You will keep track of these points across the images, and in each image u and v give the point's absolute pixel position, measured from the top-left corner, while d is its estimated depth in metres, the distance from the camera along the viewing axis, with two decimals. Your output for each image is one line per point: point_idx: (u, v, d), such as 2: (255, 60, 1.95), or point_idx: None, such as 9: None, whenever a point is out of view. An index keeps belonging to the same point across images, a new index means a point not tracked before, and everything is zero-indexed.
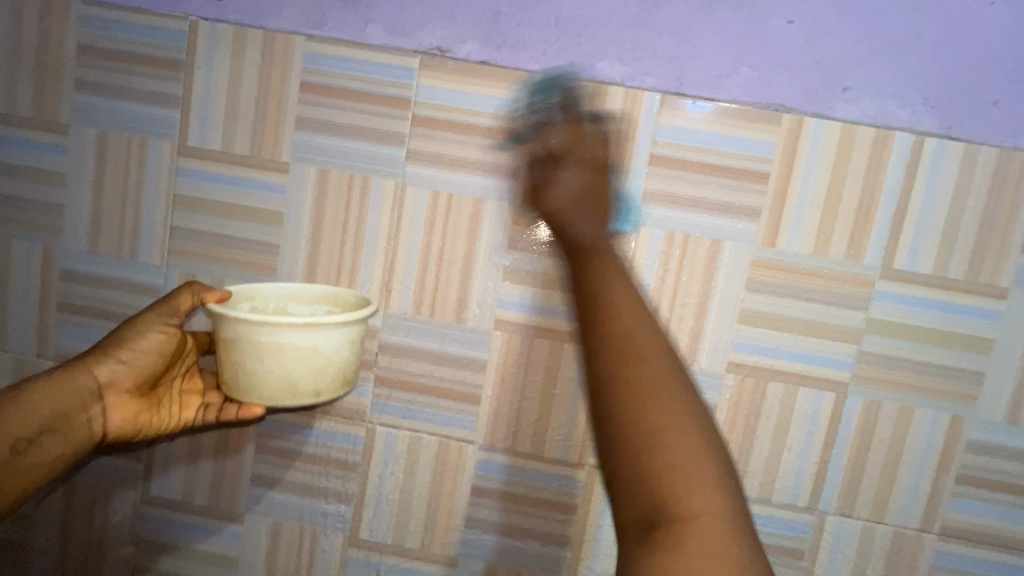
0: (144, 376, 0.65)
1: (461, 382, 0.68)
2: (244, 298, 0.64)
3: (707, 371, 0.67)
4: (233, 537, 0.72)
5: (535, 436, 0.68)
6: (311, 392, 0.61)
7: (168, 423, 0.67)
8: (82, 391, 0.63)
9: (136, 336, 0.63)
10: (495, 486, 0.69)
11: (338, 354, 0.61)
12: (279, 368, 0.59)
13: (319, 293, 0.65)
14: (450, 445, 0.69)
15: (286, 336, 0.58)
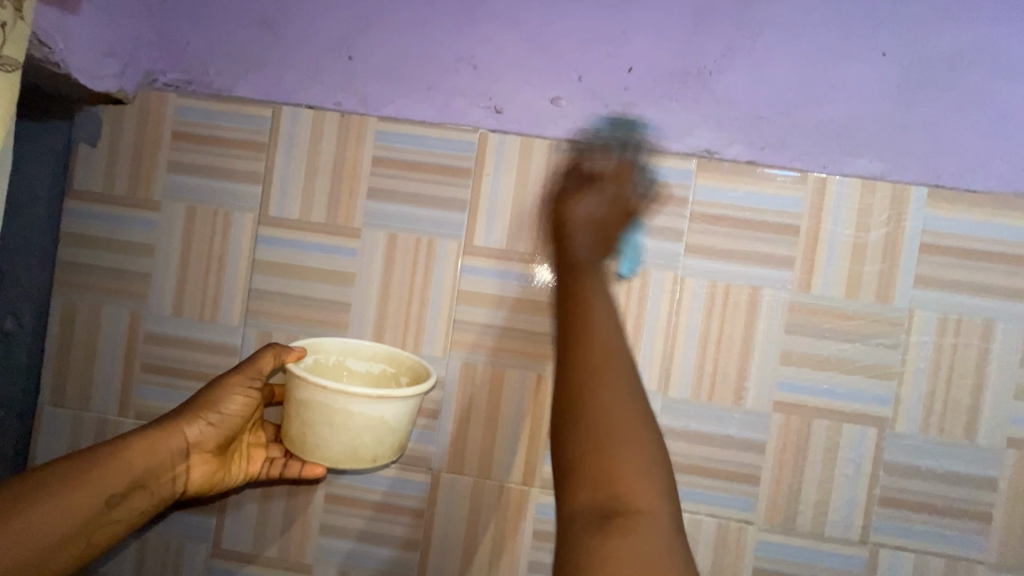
0: (226, 435, 0.66)
1: (741, 464, 0.69)
2: (310, 351, 0.67)
3: (988, 448, 0.68)
4: None
5: (816, 515, 0.69)
6: (370, 456, 0.63)
7: (238, 475, 0.69)
8: (172, 451, 0.63)
9: (223, 397, 0.65)
10: (776, 566, 0.69)
11: (400, 422, 0.63)
12: (343, 433, 0.61)
13: (379, 348, 0.68)
14: (731, 526, 0.69)
15: (357, 405, 0.60)
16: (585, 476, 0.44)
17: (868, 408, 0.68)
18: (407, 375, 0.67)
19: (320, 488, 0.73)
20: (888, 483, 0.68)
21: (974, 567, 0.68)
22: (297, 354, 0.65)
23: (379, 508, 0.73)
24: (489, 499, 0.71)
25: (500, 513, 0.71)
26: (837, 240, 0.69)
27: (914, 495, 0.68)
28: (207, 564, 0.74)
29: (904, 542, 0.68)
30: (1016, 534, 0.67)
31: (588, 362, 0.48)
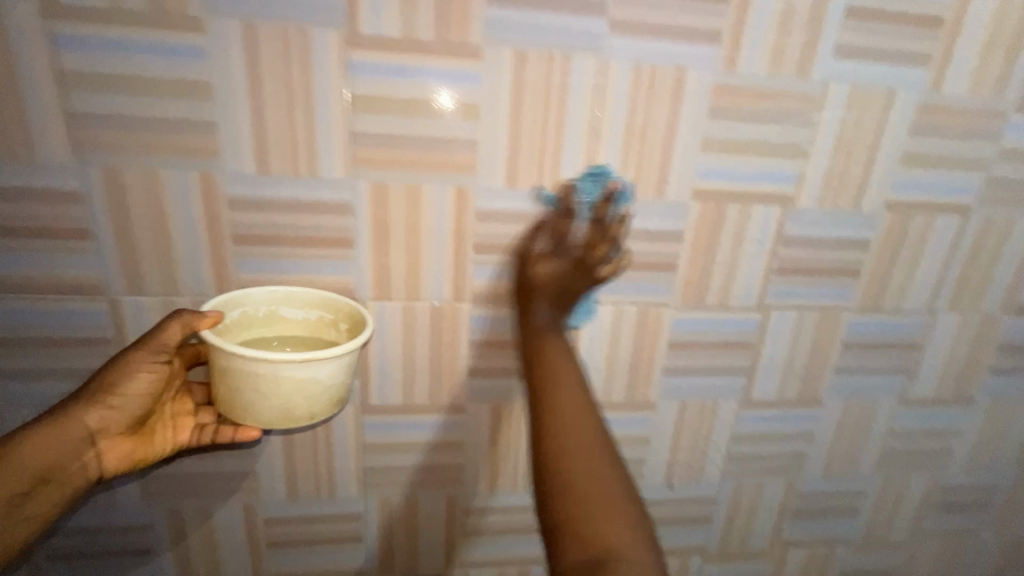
0: (136, 414, 0.62)
1: (660, 254, 0.72)
2: (232, 306, 0.62)
3: (869, 213, 0.75)
4: (457, 424, 0.77)
5: (722, 291, 0.76)
6: (306, 415, 0.60)
7: (164, 446, 0.65)
8: (73, 440, 0.59)
9: (122, 377, 0.59)
10: (687, 338, 0.78)
11: (335, 380, 0.60)
12: (274, 398, 0.58)
13: (311, 298, 0.64)
14: (650, 311, 0.75)
15: (285, 370, 0.57)
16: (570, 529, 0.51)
17: (776, 188, 0.71)
18: (347, 322, 0.64)
19: None
20: (785, 254, 0.75)
21: (840, 313, 0.80)
22: (211, 318, 0.58)
23: None
24: (422, 320, 0.71)
25: (435, 330, 0.71)
26: (767, 6, 0.63)
27: (804, 261, 0.76)
28: None
29: (792, 302, 0.78)
30: (876, 282, 0.79)
31: (549, 434, 0.57)
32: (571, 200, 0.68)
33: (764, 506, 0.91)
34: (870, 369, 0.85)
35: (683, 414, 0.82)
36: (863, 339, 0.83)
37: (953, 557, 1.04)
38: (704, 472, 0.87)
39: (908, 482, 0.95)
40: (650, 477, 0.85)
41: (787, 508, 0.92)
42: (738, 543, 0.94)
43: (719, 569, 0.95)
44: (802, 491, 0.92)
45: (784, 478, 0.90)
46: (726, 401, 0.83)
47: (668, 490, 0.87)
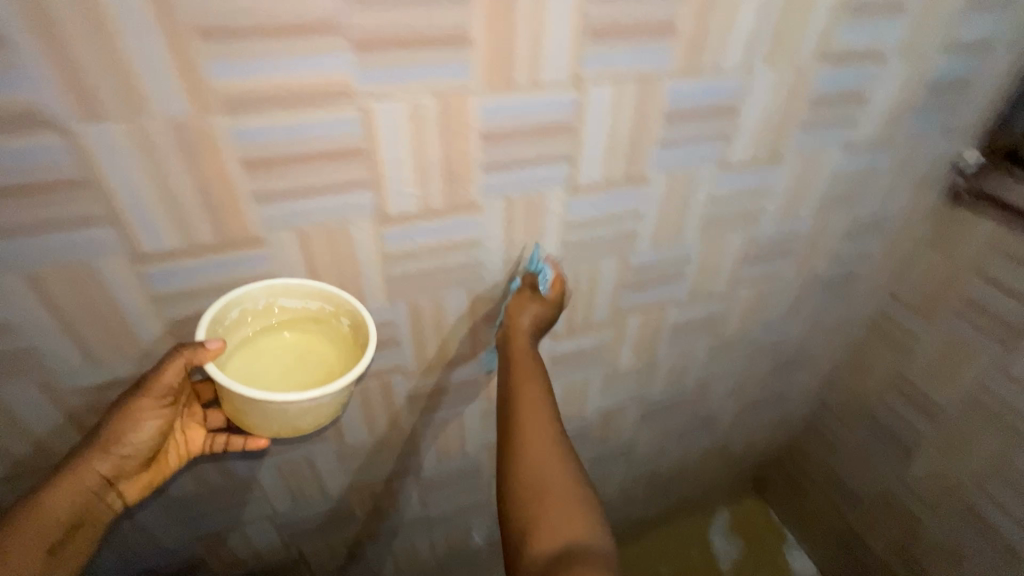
0: (144, 453, 0.73)
1: (446, 24, 0.60)
2: (233, 305, 0.69)
3: None
4: (261, 257, 0.70)
5: (530, 66, 0.67)
6: (314, 425, 0.70)
7: (176, 464, 0.78)
8: (88, 489, 0.69)
9: (131, 427, 0.70)
10: (500, 128, 0.71)
11: (337, 398, 0.67)
12: (275, 420, 0.66)
13: (305, 285, 0.71)
14: (451, 99, 0.66)
15: (290, 404, 0.64)
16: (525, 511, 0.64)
17: None
18: (346, 316, 0.72)
19: None
20: (595, 12, 0.66)
21: (659, 81, 0.76)
22: (212, 349, 0.65)
23: (23, 193, 0.57)
24: (164, 141, 0.58)
25: (187, 153, 0.60)
26: None
27: (617, 20, 0.67)
28: None
29: (608, 72, 0.71)
30: (693, 39, 0.74)
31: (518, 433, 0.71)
32: None
33: (601, 285, 0.98)
34: (691, 139, 0.85)
35: (511, 211, 0.80)
36: (683, 108, 0.80)
37: (762, 297, 1.22)
38: (540, 264, 0.89)
39: (727, 242, 1.04)
40: (489, 278, 0.86)
41: (623, 283, 1.00)
42: (582, 320, 1.03)
43: (568, 344, 1.06)
44: (635, 266, 0.98)
45: (617, 256, 0.95)
46: (552, 191, 0.81)
47: (508, 286, 0.90)
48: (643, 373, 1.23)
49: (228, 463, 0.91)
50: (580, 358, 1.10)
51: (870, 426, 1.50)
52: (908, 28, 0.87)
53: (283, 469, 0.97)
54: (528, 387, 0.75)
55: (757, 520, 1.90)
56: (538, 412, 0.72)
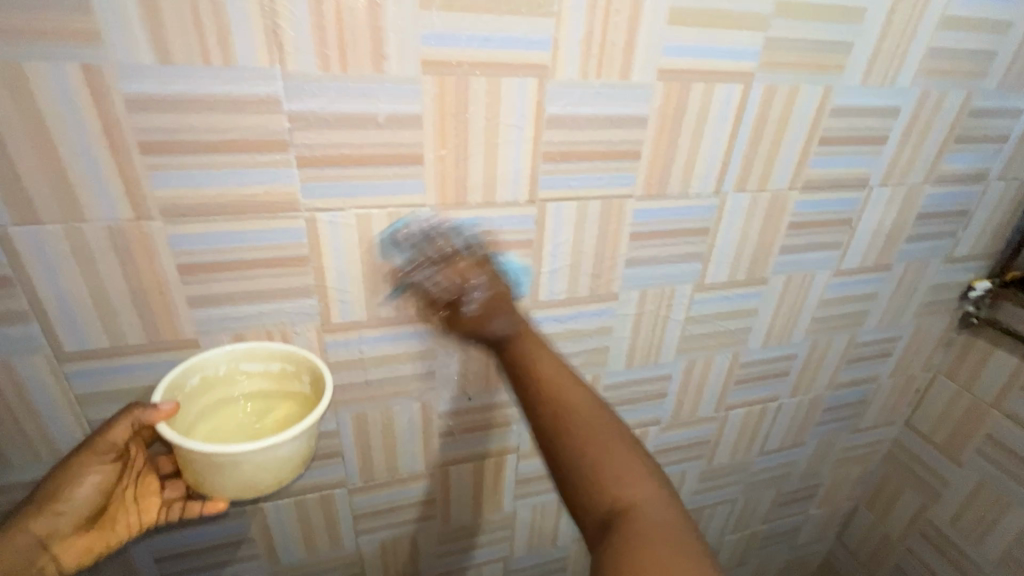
0: (85, 512, 0.64)
1: (622, 142, 0.69)
2: (193, 371, 0.65)
3: (820, 86, 0.74)
4: (426, 333, 0.75)
5: (683, 179, 0.75)
6: (272, 482, 0.64)
7: (127, 532, 0.67)
8: (31, 544, 0.61)
9: (70, 483, 0.62)
10: (649, 228, 0.78)
11: (293, 451, 0.62)
12: (236, 478, 0.60)
13: (289, 352, 0.66)
14: (613, 203, 0.73)
15: (241, 455, 0.58)
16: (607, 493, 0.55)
17: (738, 63, 0.68)
18: (307, 373, 0.67)
19: (167, 262, 0.60)
20: (743, 134, 0.75)
21: (789, 193, 0.83)
22: (165, 412, 0.59)
23: (253, 266, 0.62)
24: (379, 227, 0.65)
25: (392, 237, 0.66)
26: None
27: (761, 141, 0.76)
28: (58, 370, 0.63)
29: (747, 184, 0.80)
30: (823, 159, 0.81)
31: (550, 412, 0.59)
32: (531, 83, 0.62)
33: (712, 377, 1.00)
34: (810, 244, 0.90)
35: (643, 302, 0.85)
36: (806, 217, 0.87)
37: (859, 400, 1.22)
38: (661, 353, 0.92)
39: (830, 343, 1.07)
40: (613, 364, 0.90)
41: (732, 376, 1.02)
42: (689, 411, 1.03)
43: (673, 435, 1.06)
44: (745, 361, 1.01)
45: (730, 350, 0.98)
46: (682, 286, 0.86)
47: (629, 372, 0.92)
48: (738, 471, 1.21)
49: (339, 535, 0.90)
50: (681, 450, 1.09)
51: None
52: (1007, 156, 0.95)
53: (387, 546, 0.95)
54: (539, 353, 0.64)
55: None
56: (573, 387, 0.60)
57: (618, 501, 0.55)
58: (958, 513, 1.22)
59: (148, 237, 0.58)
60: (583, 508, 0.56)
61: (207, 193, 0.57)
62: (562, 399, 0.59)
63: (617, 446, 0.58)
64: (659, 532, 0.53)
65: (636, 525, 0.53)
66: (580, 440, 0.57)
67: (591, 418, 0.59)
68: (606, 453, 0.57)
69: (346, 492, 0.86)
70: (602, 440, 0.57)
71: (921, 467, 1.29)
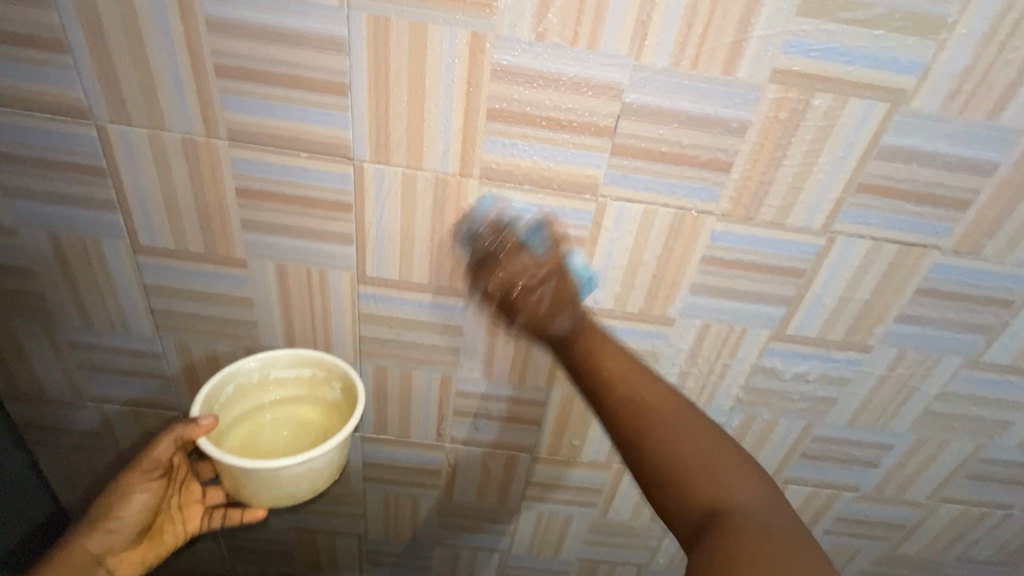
0: (135, 531, 0.76)
1: (954, 189, 0.61)
2: (228, 379, 0.74)
3: None
4: (662, 336, 0.74)
5: (1008, 242, 0.65)
6: (310, 489, 0.73)
7: (174, 538, 0.81)
8: (86, 557, 0.73)
9: (122, 500, 0.74)
10: (942, 287, 0.69)
11: (330, 462, 0.72)
12: (275, 488, 0.70)
13: (320, 360, 0.75)
14: (912, 251, 0.66)
15: (283, 469, 0.67)
16: (683, 483, 0.51)
17: None
18: (337, 379, 0.76)
19: (468, 217, 0.65)
20: None
21: None
22: (204, 427, 0.68)
23: None
24: (660, 225, 0.64)
25: (669, 237, 0.65)
26: None
27: None
28: (354, 289, 0.72)
29: None
30: None
31: (618, 413, 0.54)
32: (878, 111, 0.57)
33: (938, 462, 0.88)
34: None
35: (898, 363, 0.76)
36: None
37: None
38: (891, 422, 0.83)
39: None
40: (834, 418, 0.82)
41: (963, 468, 0.89)
42: (896, 490, 0.92)
43: (867, 508, 0.95)
44: (987, 456, 0.87)
45: (975, 440, 0.85)
46: (950, 358, 0.75)
47: (849, 431, 0.84)
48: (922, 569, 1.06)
49: (507, 494, 0.96)
50: (869, 527, 0.98)
51: None
52: None
53: (543, 518, 0.99)
54: (602, 355, 0.57)
55: None
56: (640, 384, 0.54)
57: (716, 502, 0.50)
58: None
59: (463, 192, 0.63)
60: (667, 508, 0.51)
61: (527, 163, 0.61)
62: (676, 451, 0.51)
63: (697, 436, 0.52)
64: (762, 539, 0.47)
65: (733, 543, 0.47)
66: (682, 447, 0.52)
67: (670, 420, 0.53)
68: (677, 424, 0.52)
69: (530, 459, 0.90)
70: (690, 445, 0.52)
71: None
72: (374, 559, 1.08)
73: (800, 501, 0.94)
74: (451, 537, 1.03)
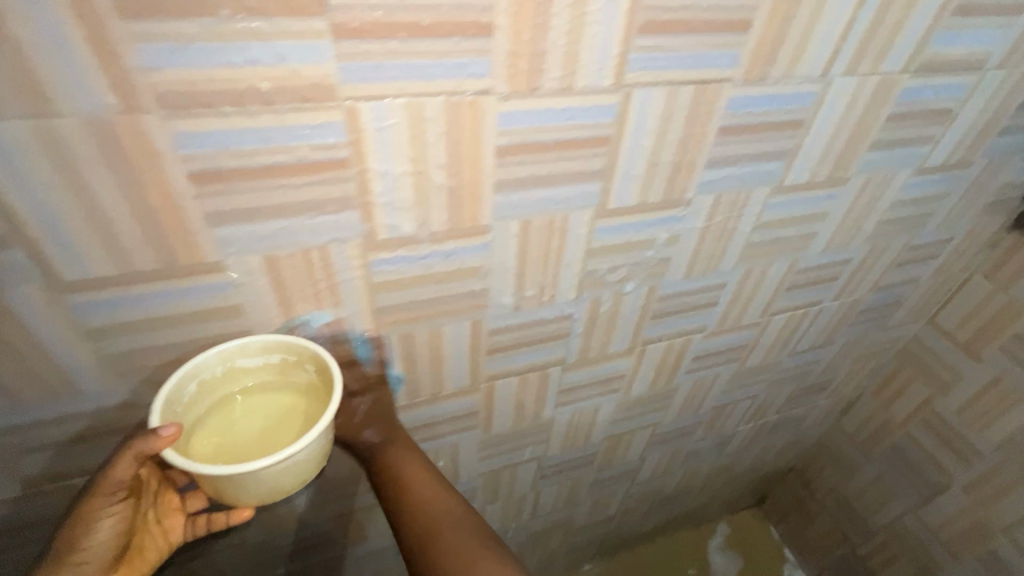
0: (109, 556, 0.61)
1: (736, 9, 0.55)
2: (188, 379, 0.57)
3: None
4: (482, 247, 0.65)
5: (792, 60, 0.62)
6: (299, 482, 0.59)
7: (156, 555, 0.67)
8: None
9: (86, 530, 0.58)
10: (742, 122, 0.66)
11: (317, 452, 0.57)
12: (259, 488, 0.55)
13: (288, 342, 0.59)
14: (708, 89, 0.60)
15: (263, 468, 0.53)
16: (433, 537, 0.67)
17: None
18: (311, 363, 0.60)
19: (172, 168, 0.46)
20: (871, 3, 0.61)
21: (899, 78, 0.70)
22: (166, 437, 0.52)
23: (285, 171, 0.50)
24: (435, 121, 0.52)
25: (451, 132, 0.53)
26: None
27: (888, 14, 0.62)
28: (59, 303, 0.51)
29: (858, 67, 0.66)
30: (946, 38, 0.68)
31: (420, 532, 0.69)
32: None
33: (764, 286, 0.95)
34: (898, 142, 0.80)
35: (716, 207, 0.75)
36: (907, 107, 0.75)
37: (893, 303, 1.20)
38: (721, 263, 0.85)
39: (887, 247, 1.01)
40: (671, 275, 0.82)
41: (784, 283, 0.97)
42: (735, 319, 0.99)
43: (716, 341, 1.03)
44: (801, 267, 0.95)
45: (789, 257, 0.91)
46: (759, 190, 0.76)
47: (687, 283, 0.86)
48: (766, 371, 1.21)
49: None
50: (721, 355, 1.07)
51: (890, 457, 1.49)
52: None
53: (430, 454, 0.95)
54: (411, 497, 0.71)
55: (754, 531, 1.95)
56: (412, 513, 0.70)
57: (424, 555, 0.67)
58: (965, 405, 1.29)
59: (147, 135, 0.44)
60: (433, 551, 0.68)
61: (222, 75, 0.43)
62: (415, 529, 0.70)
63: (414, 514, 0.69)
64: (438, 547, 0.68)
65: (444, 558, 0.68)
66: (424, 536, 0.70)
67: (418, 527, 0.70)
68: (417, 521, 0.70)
69: (392, 410, 0.82)
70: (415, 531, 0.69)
71: (937, 362, 1.33)
72: (269, 558, 0.98)
73: (659, 355, 0.99)
74: (342, 506, 0.96)
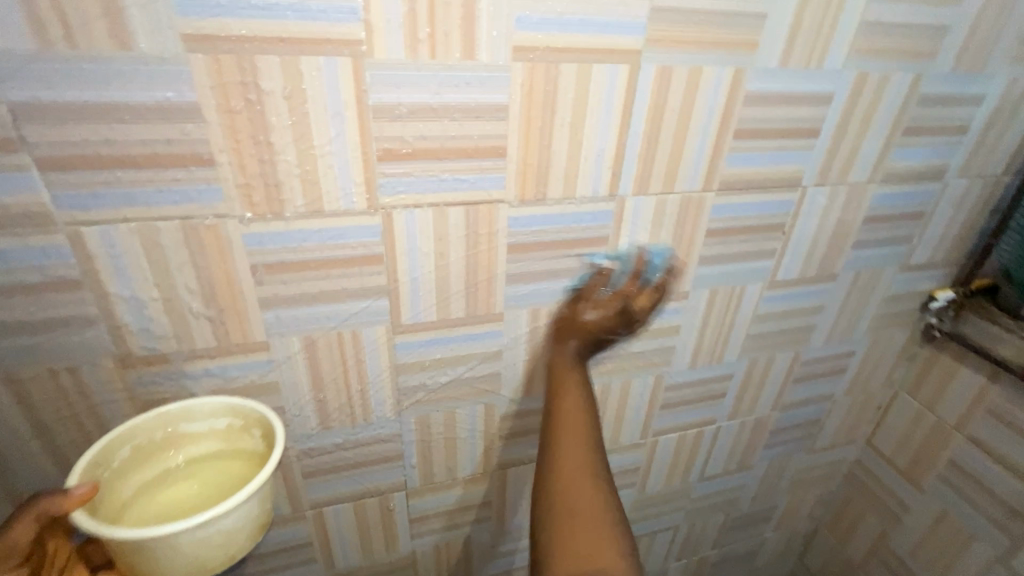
0: None
1: (482, 139, 0.57)
2: (122, 441, 0.56)
3: (714, 75, 0.62)
4: (264, 363, 0.63)
5: (568, 182, 0.63)
6: (225, 557, 0.54)
7: None
8: None
9: None
10: (532, 239, 0.66)
11: (246, 520, 0.53)
12: (177, 560, 0.50)
13: (236, 405, 0.59)
14: (479, 209, 0.61)
15: (181, 537, 0.48)
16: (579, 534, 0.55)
17: (614, 40, 0.56)
18: (257, 427, 0.59)
19: None
20: (637, 129, 0.62)
21: (704, 197, 0.71)
22: (78, 496, 0.48)
23: (12, 291, 0.51)
24: (173, 242, 0.53)
25: (194, 251, 0.54)
26: None
27: (661, 139, 0.64)
28: None
29: (648, 187, 0.67)
30: (742, 160, 0.69)
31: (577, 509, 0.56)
32: (347, 72, 0.50)
33: (633, 403, 0.88)
34: (733, 255, 0.78)
35: (538, 322, 0.73)
36: (729, 222, 0.74)
37: (811, 420, 1.10)
38: None
39: (773, 361, 0.95)
40: (508, 392, 0.78)
41: (658, 400, 0.90)
42: (611, 440, 0.92)
43: None
44: (672, 383, 0.89)
45: (652, 373, 0.86)
46: None
47: (533, 401, 0.80)
48: (677, 497, 1.09)
49: None
50: None
51: None
52: (968, 150, 0.83)
53: None
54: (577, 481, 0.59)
55: None
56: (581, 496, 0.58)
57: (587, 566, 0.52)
58: (922, 543, 1.12)
59: None
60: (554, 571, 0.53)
61: None
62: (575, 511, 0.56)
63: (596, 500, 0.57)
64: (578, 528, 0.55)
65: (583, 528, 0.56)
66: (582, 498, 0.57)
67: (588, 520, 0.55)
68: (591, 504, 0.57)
69: None
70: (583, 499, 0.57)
71: (884, 490, 1.18)
72: None
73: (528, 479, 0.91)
74: None
